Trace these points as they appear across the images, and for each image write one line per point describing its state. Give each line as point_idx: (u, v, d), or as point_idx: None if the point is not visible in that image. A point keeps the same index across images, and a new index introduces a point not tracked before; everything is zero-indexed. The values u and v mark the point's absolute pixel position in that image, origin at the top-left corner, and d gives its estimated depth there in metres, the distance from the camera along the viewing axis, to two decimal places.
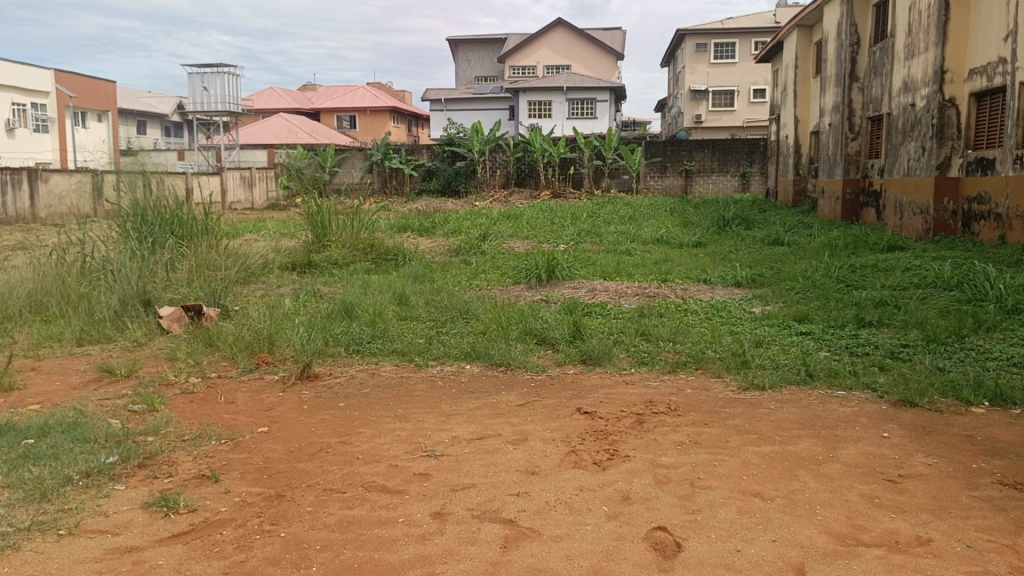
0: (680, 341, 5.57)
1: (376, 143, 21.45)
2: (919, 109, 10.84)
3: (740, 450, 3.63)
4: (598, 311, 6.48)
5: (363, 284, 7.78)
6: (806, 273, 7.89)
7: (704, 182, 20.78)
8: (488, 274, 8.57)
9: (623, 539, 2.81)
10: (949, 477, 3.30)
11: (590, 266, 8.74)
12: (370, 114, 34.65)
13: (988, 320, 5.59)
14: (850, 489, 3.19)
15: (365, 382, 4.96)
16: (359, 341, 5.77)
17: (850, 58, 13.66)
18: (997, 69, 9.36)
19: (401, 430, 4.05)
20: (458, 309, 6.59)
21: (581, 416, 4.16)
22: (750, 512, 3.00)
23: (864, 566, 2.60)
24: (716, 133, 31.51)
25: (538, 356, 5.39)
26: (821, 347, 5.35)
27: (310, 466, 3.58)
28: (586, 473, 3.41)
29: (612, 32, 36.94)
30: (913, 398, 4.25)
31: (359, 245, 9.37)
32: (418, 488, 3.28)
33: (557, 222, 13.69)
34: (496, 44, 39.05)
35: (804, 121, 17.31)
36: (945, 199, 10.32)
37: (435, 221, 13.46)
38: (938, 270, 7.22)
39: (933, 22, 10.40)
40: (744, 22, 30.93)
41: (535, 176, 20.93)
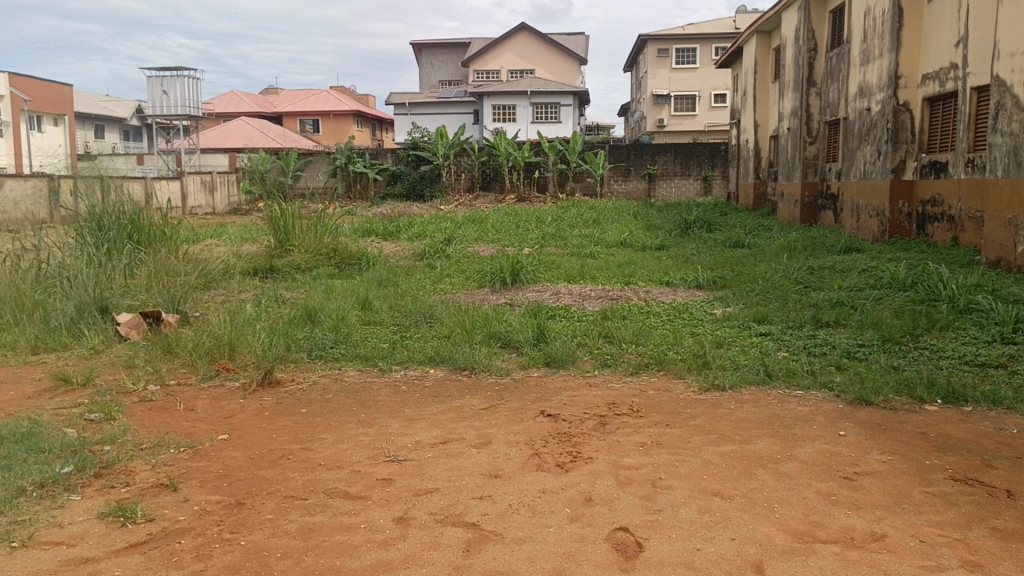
0: (642, 343, 5.61)
1: (340, 147, 21.29)
2: (875, 114, 11.05)
3: (701, 450, 3.67)
4: (562, 314, 6.51)
5: (326, 288, 7.74)
6: (766, 275, 8.01)
7: (667, 186, 21.00)
8: (453, 278, 8.56)
9: (585, 540, 2.82)
10: (903, 473, 3.37)
11: (554, 271, 8.76)
12: (334, 118, 34.42)
13: (941, 320, 5.73)
14: (808, 487, 3.24)
15: (328, 387, 4.92)
16: (322, 346, 5.74)
17: (807, 64, 13.89)
18: (949, 75, 9.59)
19: (364, 435, 4.03)
20: (422, 313, 6.58)
21: (545, 418, 4.17)
22: (710, 511, 3.04)
23: (821, 562, 2.64)
24: (678, 137, 31.73)
25: (502, 359, 5.40)
26: (779, 348, 5.42)
27: (271, 473, 3.55)
28: (549, 475, 3.43)
29: (576, 38, 37.19)
30: (869, 397, 4.33)
31: (322, 250, 9.34)
32: (381, 494, 3.27)
33: (522, 226, 13.72)
34: (460, 49, 39.07)
35: (763, 125, 17.58)
36: (900, 202, 10.55)
37: (399, 226, 13.41)
38: (893, 271, 7.37)
39: (887, 28, 10.63)
40: (704, 28, 31.34)
41: (500, 180, 20.96)
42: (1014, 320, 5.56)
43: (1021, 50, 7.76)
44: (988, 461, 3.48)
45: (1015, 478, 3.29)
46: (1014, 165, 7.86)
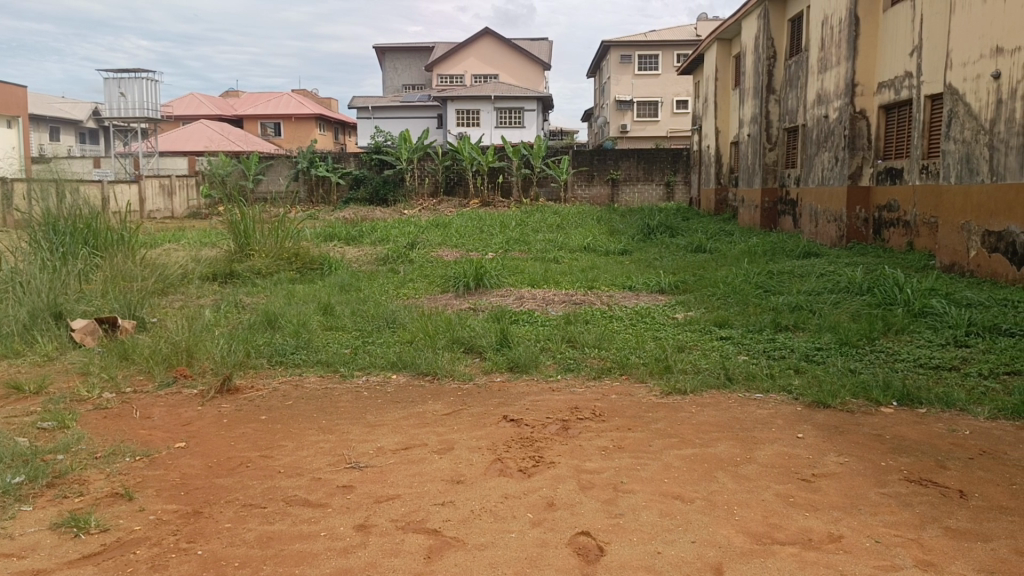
0: (604, 348, 5.64)
1: (303, 150, 21.09)
2: (832, 121, 11.25)
3: (662, 454, 3.69)
4: (526, 319, 6.51)
5: (287, 294, 7.66)
6: (727, 279, 8.10)
7: (630, 191, 21.15)
8: (416, 283, 8.52)
9: (547, 545, 2.82)
10: (859, 474, 3.43)
11: (518, 275, 8.77)
12: (296, 122, 34.11)
13: (897, 324, 5.83)
14: (767, 489, 3.28)
15: (288, 394, 4.86)
16: (283, 352, 5.68)
17: (767, 71, 14.10)
18: (904, 83, 9.79)
19: (324, 441, 3.99)
20: (385, 318, 6.54)
21: (508, 423, 4.17)
22: (671, 514, 3.06)
23: (779, 564, 2.66)
24: (641, 143, 31.99)
25: (465, 364, 5.39)
26: (739, 351, 5.49)
27: (229, 481, 3.49)
28: (511, 480, 3.42)
29: (540, 43, 37.33)
30: (827, 399, 4.40)
31: (283, 254, 9.24)
32: (342, 501, 3.23)
33: (486, 230, 13.72)
34: (424, 53, 38.99)
35: (724, 131, 17.81)
36: (857, 208, 10.76)
37: (362, 230, 13.32)
38: (850, 276, 7.50)
39: (844, 37, 10.84)
40: (666, 35, 31.65)
41: (464, 184, 20.95)
42: (967, 324, 5.69)
43: (972, 59, 7.96)
44: (941, 462, 3.55)
45: (967, 478, 3.36)
46: (966, 172, 8.05)
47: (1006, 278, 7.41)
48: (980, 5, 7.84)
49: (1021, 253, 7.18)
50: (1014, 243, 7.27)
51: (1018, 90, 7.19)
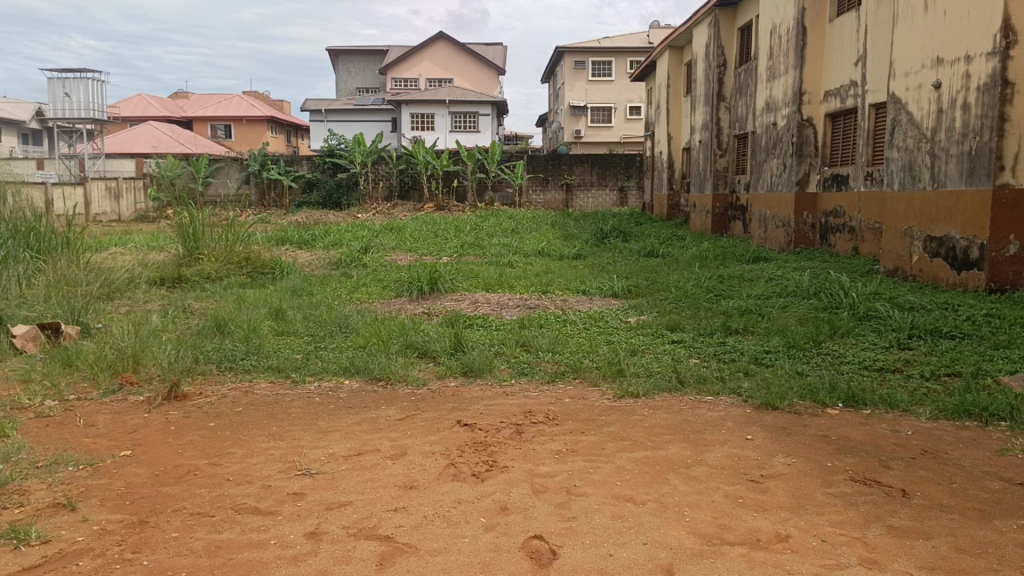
0: (558, 352, 5.67)
1: (254, 153, 20.77)
2: (780, 128, 11.48)
3: (615, 457, 3.72)
4: (480, 323, 6.50)
5: (237, 298, 7.54)
6: (680, 283, 8.21)
7: (584, 196, 21.34)
8: (369, 287, 8.46)
9: (500, 549, 2.82)
10: (806, 475, 3.50)
11: (472, 279, 8.77)
12: (247, 124, 33.65)
13: (842, 327, 5.97)
14: (717, 491, 3.33)
15: (238, 401, 4.78)
16: (232, 357, 5.59)
17: (718, 79, 14.33)
18: (850, 92, 10.04)
19: (275, 448, 3.94)
20: (337, 323, 6.48)
21: (461, 428, 4.16)
22: (623, 517, 3.08)
23: (728, 564, 2.70)
24: (595, 148, 32.23)
25: (419, 369, 5.37)
26: (691, 355, 5.56)
27: (176, 490, 3.43)
28: (465, 485, 3.42)
29: (494, 48, 37.43)
30: (775, 401, 4.48)
31: (233, 258, 9.10)
32: (292, 508, 3.19)
33: (441, 234, 13.68)
34: (378, 57, 38.80)
35: (676, 137, 18.05)
36: (804, 213, 10.99)
37: (315, 234, 13.18)
38: (798, 280, 7.67)
39: (792, 46, 11.07)
40: (619, 41, 31.96)
41: (418, 188, 20.88)
42: (909, 327, 5.85)
43: (914, 69, 8.19)
44: (885, 462, 3.64)
45: (909, 477, 3.45)
46: (909, 179, 8.28)
47: (947, 282, 7.63)
48: (922, 17, 8.06)
49: (961, 258, 7.41)
50: (955, 248, 7.49)
51: (958, 100, 7.42)
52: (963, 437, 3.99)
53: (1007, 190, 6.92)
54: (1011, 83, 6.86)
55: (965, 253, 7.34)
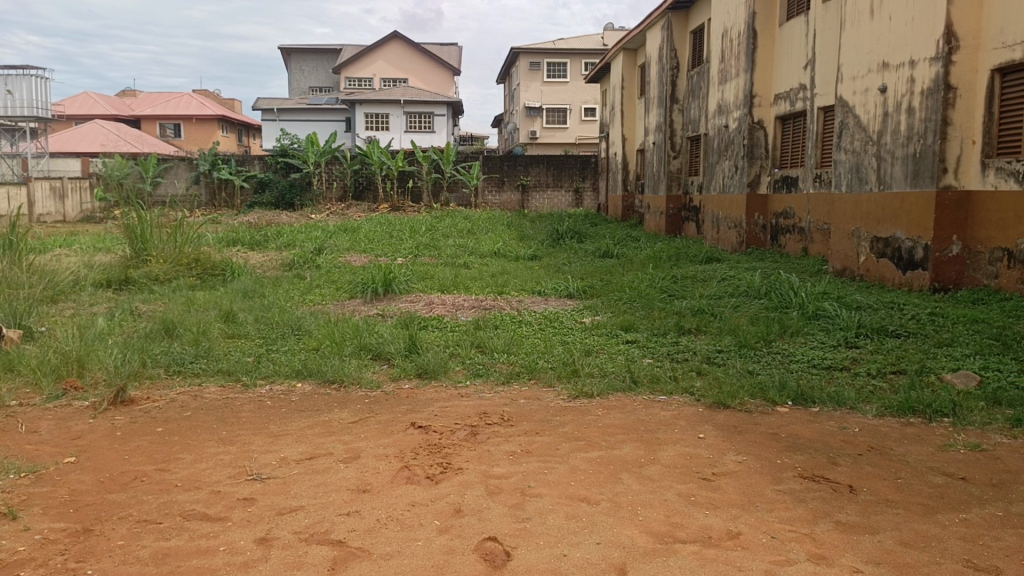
0: (513, 352, 5.67)
1: (204, 153, 20.38)
2: (732, 131, 11.65)
3: (569, 457, 3.73)
4: (434, 325, 6.47)
5: (186, 301, 7.39)
6: (634, 284, 8.26)
7: (539, 197, 21.44)
8: (323, 289, 8.37)
9: (453, 552, 2.80)
10: (756, 472, 3.55)
11: (427, 280, 8.73)
12: (198, 123, 33.06)
13: (792, 326, 6.07)
14: (669, 489, 3.36)
15: (187, 405, 4.69)
16: (181, 361, 5.48)
17: (671, 81, 14.50)
18: (799, 95, 10.23)
19: (224, 453, 3.87)
20: (290, 325, 6.40)
21: (415, 430, 4.13)
22: (576, 517, 3.09)
23: (680, 562, 2.73)
24: (550, 149, 32.34)
25: (372, 371, 5.32)
26: (644, 355, 5.61)
27: (122, 497, 3.34)
28: (418, 488, 3.39)
29: (449, 49, 37.38)
30: (726, 400, 4.54)
31: (182, 260, 8.92)
32: (242, 514, 3.14)
33: (396, 235, 13.59)
34: (331, 56, 38.45)
35: (630, 139, 18.21)
36: (755, 215, 11.16)
37: (267, 235, 12.99)
38: (749, 280, 7.79)
39: (742, 49, 11.24)
40: (573, 43, 32.13)
41: (373, 189, 20.70)
42: (857, 326, 5.97)
43: (861, 73, 8.38)
44: (833, 459, 3.71)
45: (856, 474, 3.52)
46: (856, 181, 8.46)
47: (893, 282, 7.81)
48: (868, 22, 8.25)
49: (907, 258, 7.59)
50: (901, 248, 7.67)
51: (903, 104, 7.60)
52: (908, 433, 4.09)
53: (950, 192, 7.10)
54: (954, 87, 7.04)
55: (910, 253, 7.52)
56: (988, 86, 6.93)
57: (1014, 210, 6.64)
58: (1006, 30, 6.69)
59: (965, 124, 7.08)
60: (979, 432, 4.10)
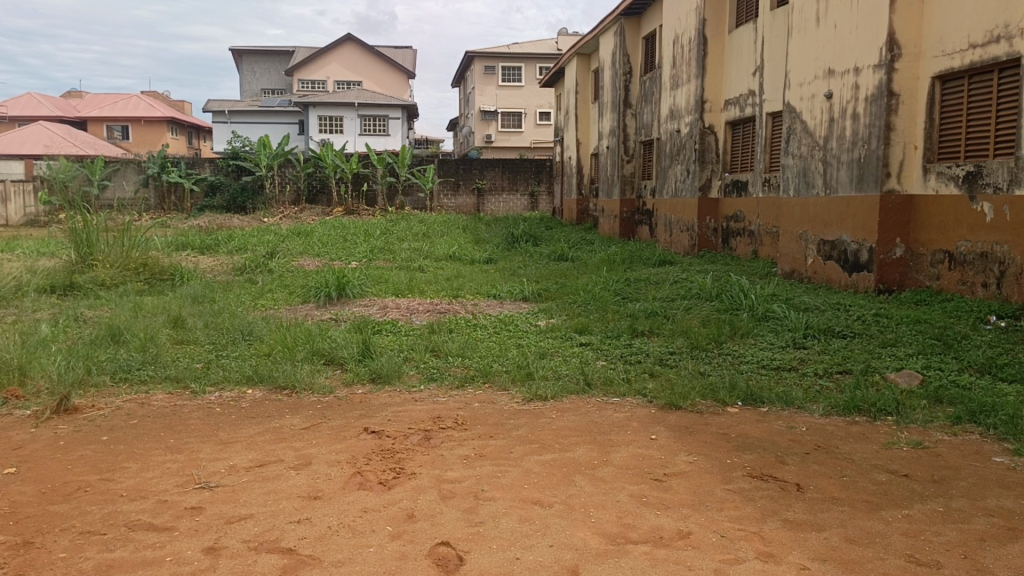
0: (468, 356, 5.66)
1: (153, 155, 19.95)
2: (684, 135, 11.80)
3: (523, 460, 3.74)
4: (388, 329, 6.44)
5: (133, 307, 7.22)
6: (588, 287, 8.31)
7: (495, 201, 21.49)
8: (275, 293, 8.26)
9: (405, 557, 2.79)
10: (707, 472, 3.60)
11: (382, 285, 8.67)
12: (146, 125, 32.41)
13: (742, 328, 6.17)
14: (622, 491, 3.39)
15: (133, 413, 4.59)
16: (127, 368, 5.36)
17: (624, 86, 14.65)
18: (748, 101, 10.41)
19: (172, 461, 3.80)
20: (240, 331, 6.31)
21: (369, 435, 4.10)
22: (529, 520, 3.10)
23: (632, 563, 2.75)
24: (505, 153, 32.40)
25: (325, 376, 5.27)
26: (599, 357, 5.64)
27: (65, 508, 3.26)
28: (371, 493, 3.37)
29: (404, 52, 37.28)
30: (678, 401, 4.59)
31: (130, 265, 8.74)
32: (190, 523, 3.08)
33: (350, 239, 13.50)
34: (284, 58, 38.02)
35: (585, 143, 18.34)
36: (707, 218, 11.32)
37: (218, 239, 12.78)
38: (701, 283, 7.87)
39: (693, 55, 11.39)
40: (528, 48, 32.26)
41: (327, 193, 20.47)
42: (804, 327, 6.10)
43: (808, 80, 8.57)
44: (781, 457, 3.78)
45: (803, 472, 3.59)
46: (804, 185, 8.65)
47: (839, 284, 7.98)
48: (814, 30, 8.44)
49: (852, 260, 7.76)
50: (846, 251, 7.85)
51: (848, 109, 7.78)
52: (853, 431, 4.18)
53: (893, 196, 7.29)
54: (897, 94, 7.22)
55: (855, 255, 7.70)
56: (929, 93, 7.12)
57: (954, 213, 6.84)
58: (945, 39, 6.89)
59: (908, 129, 7.27)
60: (922, 429, 4.21)
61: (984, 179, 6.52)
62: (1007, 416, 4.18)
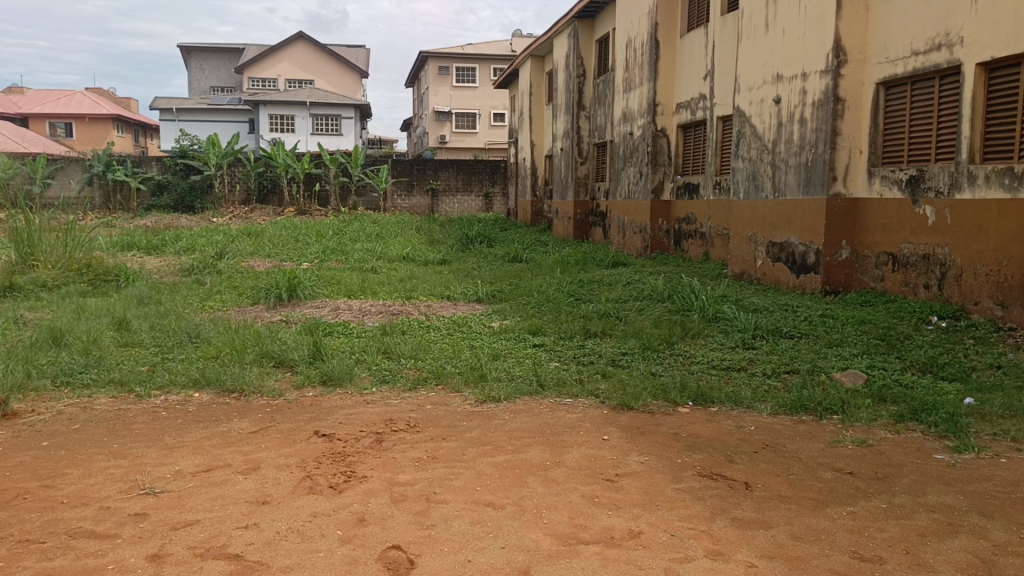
0: (421, 357, 5.63)
1: (97, 153, 19.44)
2: (636, 138, 11.91)
3: (475, 462, 3.73)
4: (341, 331, 6.37)
5: (76, 308, 7.04)
6: (542, 289, 8.32)
7: (449, 201, 21.49)
8: (224, 295, 8.13)
9: (356, 562, 2.76)
10: (658, 472, 3.63)
11: (334, 286, 8.57)
12: (90, 122, 31.63)
13: (693, 329, 6.25)
14: (574, 491, 3.40)
15: (75, 418, 4.47)
16: (69, 371, 5.22)
17: (577, 88, 14.74)
18: (699, 104, 10.55)
19: (115, 467, 3.70)
20: (187, 333, 6.19)
21: (319, 439, 4.05)
22: (482, 522, 3.09)
23: (583, 563, 2.75)
24: (459, 154, 32.36)
25: (275, 379, 5.20)
26: (552, 358, 5.66)
27: (2, 516, 3.15)
28: (321, 498, 3.32)
29: (356, 51, 37.00)
30: (630, 402, 4.63)
31: (72, 266, 8.53)
32: (133, 530, 3.01)
33: (302, 240, 13.35)
34: (234, 55, 37.45)
35: (539, 145, 18.40)
36: (659, 220, 11.45)
37: (164, 239, 12.52)
38: (653, 284, 7.95)
39: (645, 58, 11.50)
40: (482, 49, 32.26)
41: (278, 192, 20.19)
42: (753, 327, 6.20)
43: (757, 85, 8.72)
44: (730, 457, 3.83)
45: (752, 471, 3.65)
46: (754, 188, 8.80)
47: (787, 285, 8.13)
48: (763, 36, 8.59)
49: (800, 262, 7.91)
50: (794, 252, 8.00)
51: (796, 114, 7.94)
52: (800, 431, 4.26)
53: (839, 199, 7.45)
54: (842, 100, 7.38)
55: (803, 257, 7.85)
56: (873, 99, 7.30)
57: (898, 216, 7.01)
58: (889, 46, 7.06)
59: (853, 134, 7.44)
60: (865, 428, 4.31)
61: (926, 183, 6.68)
62: (947, 414, 4.29)
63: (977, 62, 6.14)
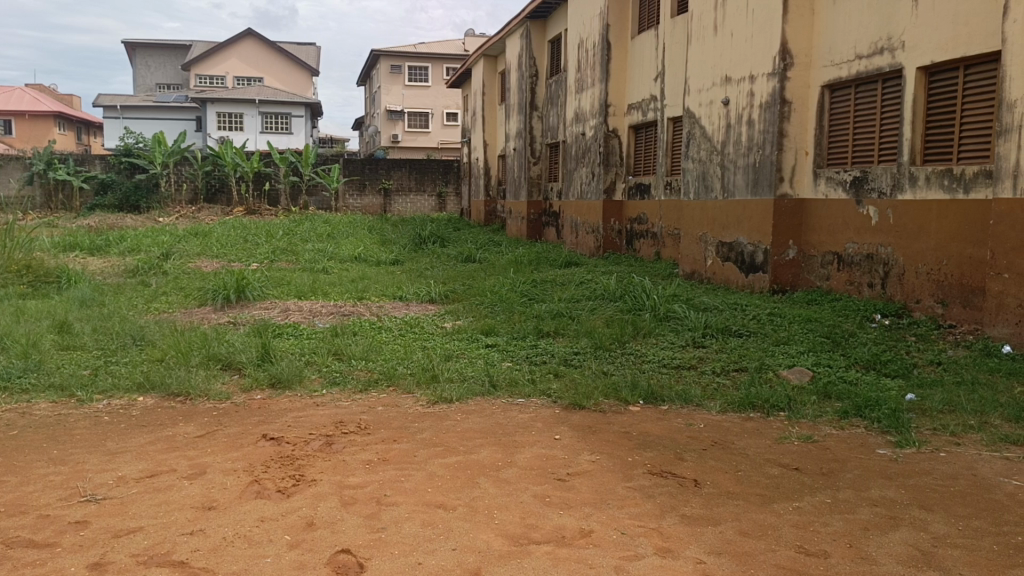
0: (372, 359, 5.59)
1: (38, 151, 18.86)
2: (588, 138, 11.98)
3: (426, 463, 3.71)
4: (290, 332, 6.30)
5: (13, 311, 6.82)
6: (495, 289, 8.31)
7: (402, 201, 21.38)
8: (169, 296, 7.95)
9: (304, 567, 2.72)
10: (608, 471, 3.65)
11: (284, 286, 8.45)
12: (31, 120, 30.70)
13: (644, 327, 6.30)
14: (525, 491, 3.39)
15: (13, 424, 4.32)
16: (6, 376, 5.05)
17: (530, 88, 14.77)
18: (650, 105, 10.65)
19: (55, 474, 3.60)
20: (131, 335, 6.04)
21: (267, 442, 3.99)
22: (433, 524, 3.07)
23: (534, 563, 2.75)
24: (412, 153, 32.21)
25: (221, 382, 5.10)
26: (504, 358, 5.65)
27: None
28: (269, 502, 3.27)
29: (307, 49, 36.58)
30: (582, 401, 4.64)
31: (11, 267, 8.27)
32: (74, 539, 2.92)
33: (251, 240, 13.13)
34: (181, 52, 36.73)
35: (492, 144, 18.41)
36: (611, 220, 11.53)
37: (108, 240, 12.20)
38: (605, 283, 7.99)
39: (597, 59, 11.58)
40: (435, 48, 32.16)
41: (226, 192, 19.84)
42: (703, 327, 6.27)
43: (706, 87, 8.83)
44: (679, 455, 3.87)
45: (701, 468, 3.69)
46: (703, 189, 8.93)
47: (736, 285, 8.25)
48: (712, 38, 8.71)
49: (748, 261, 8.03)
50: (743, 252, 8.12)
51: (744, 116, 8.06)
52: (748, 428, 4.32)
53: (786, 200, 7.60)
54: (789, 102, 7.52)
55: (751, 257, 7.97)
56: (819, 102, 7.45)
57: (843, 216, 7.16)
58: (834, 50, 7.21)
59: (799, 136, 7.60)
60: (811, 424, 4.40)
61: (869, 184, 6.84)
62: (889, 410, 4.40)
63: (918, 67, 6.29)
